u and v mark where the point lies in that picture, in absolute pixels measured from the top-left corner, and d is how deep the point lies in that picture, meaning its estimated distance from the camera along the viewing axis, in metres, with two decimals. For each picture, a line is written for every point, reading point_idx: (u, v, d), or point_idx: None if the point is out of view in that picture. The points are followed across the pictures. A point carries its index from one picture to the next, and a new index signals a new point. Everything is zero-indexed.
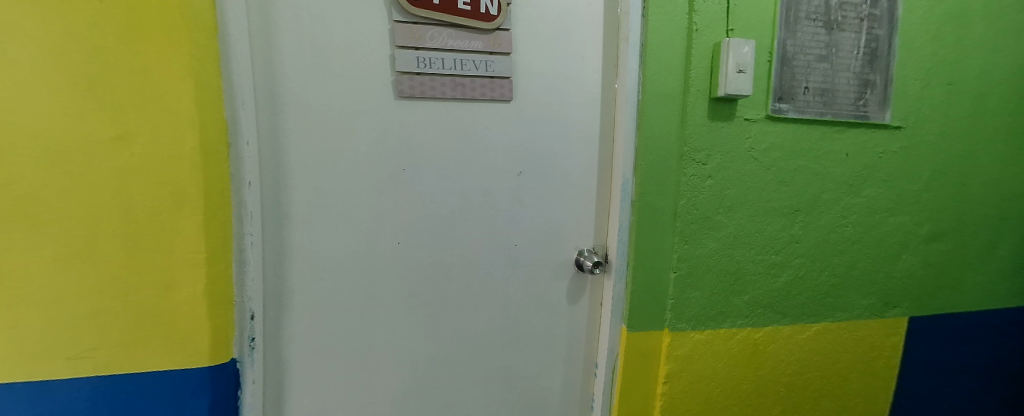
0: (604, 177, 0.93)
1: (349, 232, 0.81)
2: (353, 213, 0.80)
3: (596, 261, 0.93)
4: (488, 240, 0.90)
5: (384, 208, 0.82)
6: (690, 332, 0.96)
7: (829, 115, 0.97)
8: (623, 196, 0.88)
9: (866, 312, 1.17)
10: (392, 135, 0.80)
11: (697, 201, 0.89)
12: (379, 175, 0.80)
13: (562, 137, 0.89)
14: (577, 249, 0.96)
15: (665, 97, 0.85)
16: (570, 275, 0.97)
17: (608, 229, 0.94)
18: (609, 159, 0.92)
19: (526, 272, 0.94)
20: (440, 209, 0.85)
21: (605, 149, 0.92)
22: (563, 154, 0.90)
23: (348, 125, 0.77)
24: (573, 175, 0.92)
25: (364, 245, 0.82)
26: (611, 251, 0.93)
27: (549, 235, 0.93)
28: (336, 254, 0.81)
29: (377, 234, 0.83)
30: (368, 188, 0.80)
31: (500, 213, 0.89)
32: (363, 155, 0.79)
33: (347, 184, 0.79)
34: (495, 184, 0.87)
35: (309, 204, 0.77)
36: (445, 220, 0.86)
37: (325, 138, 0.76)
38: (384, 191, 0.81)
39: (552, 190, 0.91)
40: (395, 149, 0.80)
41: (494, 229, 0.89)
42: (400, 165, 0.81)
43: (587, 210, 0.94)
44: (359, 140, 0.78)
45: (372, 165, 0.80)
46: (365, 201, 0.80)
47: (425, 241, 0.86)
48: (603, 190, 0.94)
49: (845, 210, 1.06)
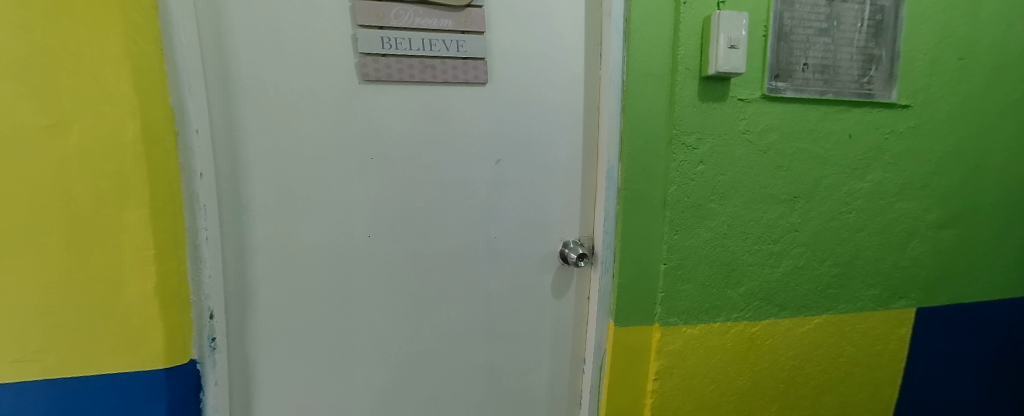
0: (589, 164, 0.88)
1: (314, 226, 0.76)
2: (319, 205, 0.76)
3: (581, 253, 0.88)
4: (467, 233, 0.85)
5: (352, 201, 0.77)
6: (682, 327, 0.91)
7: (831, 94, 0.91)
8: (608, 183, 0.83)
9: (870, 303, 1.12)
10: (356, 121, 0.75)
11: (688, 189, 0.84)
12: (346, 165, 0.76)
13: (543, 122, 0.84)
14: (562, 241, 0.90)
15: (652, 76, 0.78)
16: (555, 268, 0.92)
17: (595, 220, 0.89)
18: (595, 144, 0.87)
19: (508, 265, 0.89)
20: (413, 200, 0.81)
21: (590, 135, 0.86)
22: (545, 140, 0.85)
23: (310, 112, 0.72)
24: (555, 162, 0.86)
25: (331, 241, 0.78)
26: (598, 242, 0.88)
27: (532, 226, 0.88)
28: (302, 250, 0.76)
29: (346, 228, 0.78)
30: (333, 179, 0.75)
31: (477, 203, 0.84)
32: (326, 143, 0.74)
33: (310, 175, 0.74)
34: (472, 173, 0.82)
35: (271, 196, 0.73)
36: (419, 213, 0.81)
37: (284, 126, 0.71)
38: (352, 182, 0.77)
39: (534, 178, 0.86)
40: (362, 137, 0.76)
41: (472, 220, 0.84)
42: (369, 154, 0.76)
43: (572, 199, 0.89)
44: (321, 128, 0.73)
45: (338, 154, 0.75)
46: (330, 192, 0.76)
47: (398, 235, 0.81)
48: (588, 178, 0.88)
49: (848, 195, 1.00)
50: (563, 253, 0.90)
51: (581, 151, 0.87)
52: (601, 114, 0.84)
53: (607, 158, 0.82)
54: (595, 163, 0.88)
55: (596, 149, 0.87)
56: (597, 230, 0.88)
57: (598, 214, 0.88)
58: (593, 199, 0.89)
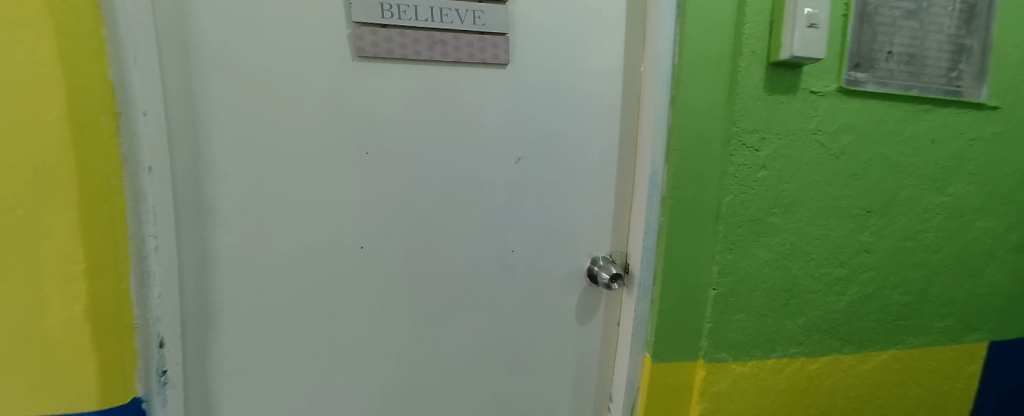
0: (625, 166, 0.73)
1: (294, 233, 0.63)
2: (301, 209, 0.62)
3: (614, 273, 0.73)
4: (478, 246, 0.71)
5: (341, 203, 0.64)
6: (731, 364, 0.77)
7: (915, 90, 0.76)
8: (651, 190, 0.68)
9: (942, 337, 0.96)
10: (348, 107, 0.61)
11: (747, 199, 0.69)
12: (334, 161, 0.62)
13: (572, 115, 0.70)
14: (591, 257, 0.76)
15: (710, 60, 0.64)
16: (581, 289, 0.78)
17: (632, 232, 0.75)
18: (633, 142, 0.73)
19: (525, 283, 0.75)
20: (414, 204, 0.67)
21: (627, 131, 0.72)
22: (574, 136, 0.70)
23: (291, 94, 0.59)
24: (586, 163, 0.72)
25: (315, 253, 0.64)
26: (634, 259, 0.74)
27: (555, 238, 0.74)
28: (280, 262, 0.63)
29: (334, 237, 0.64)
30: (319, 177, 0.62)
31: (491, 210, 0.70)
32: (311, 133, 0.60)
33: (290, 171, 0.61)
34: (486, 174, 0.68)
35: (243, 196, 0.60)
36: (422, 220, 0.68)
37: (259, 110, 0.58)
38: (341, 182, 0.63)
39: (560, 182, 0.72)
40: (355, 128, 0.62)
41: (484, 230, 0.71)
42: (363, 147, 0.63)
43: (604, 208, 0.75)
44: (304, 114, 0.60)
45: (325, 147, 0.61)
46: (315, 192, 0.62)
47: (397, 247, 0.68)
48: (624, 183, 0.74)
49: (926, 211, 0.85)
50: (594, 272, 0.75)
51: (617, 151, 0.73)
52: (643, 106, 0.70)
53: (649, 159, 0.68)
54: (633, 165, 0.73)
55: (635, 149, 0.73)
56: (633, 245, 0.74)
57: (636, 225, 0.73)
58: (630, 208, 0.75)
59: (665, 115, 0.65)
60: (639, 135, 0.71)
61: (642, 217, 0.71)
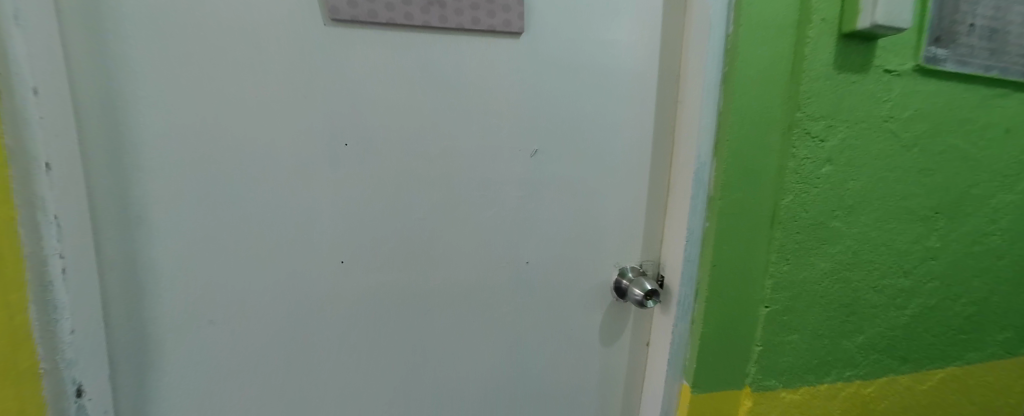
0: (659, 160, 0.61)
1: (253, 245, 0.50)
2: (261, 215, 0.49)
3: (648, 289, 0.59)
4: (484, 257, 0.59)
5: (313, 207, 0.51)
6: (780, 392, 0.65)
7: (994, 71, 0.65)
8: (696, 189, 0.55)
9: (1000, 350, 0.86)
10: (319, 85, 0.48)
11: (809, 200, 0.57)
12: (303, 154, 0.49)
13: (599, 97, 0.57)
14: (618, 268, 0.64)
15: (774, 28, 0.51)
16: (606, 306, 0.66)
17: (668, 239, 0.62)
18: (670, 131, 0.60)
19: (540, 301, 0.63)
20: (405, 208, 0.54)
21: (663, 118, 0.60)
22: (601, 123, 0.58)
23: (245, 67, 0.46)
24: (615, 156, 0.59)
25: (281, 270, 0.51)
26: (670, 271, 0.61)
27: (575, 246, 0.62)
28: (235, 282, 0.50)
29: (305, 249, 0.52)
30: (284, 174, 0.49)
31: (500, 215, 0.57)
32: (271, 118, 0.47)
33: (245, 167, 0.48)
34: (494, 170, 0.56)
35: (185, 199, 0.47)
36: (417, 227, 0.55)
37: (202, 88, 0.45)
38: (313, 181, 0.50)
39: (583, 179, 0.59)
40: (329, 113, 0.49)
41: (491, 239, 0.58)
42: (340, 137, 0.50)
43: (634, 209, 0.62)
44: (262, 94, 0.47)
45: (291, 137, 0.48)
46: (278, 194, 0.49)
47: (384, 260, 0.55)
48: (657, 180, 0.62)
49: (996, 211, 0.74)
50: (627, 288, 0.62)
51: (650, 141, 0.60)
52: (684, 88, 0.57)
53: (692, 152, 0.55)
54: (670, 158, 0.61)
55: (672, 139, 0.60)
56: (668, 254, 0.62)
57: (672, 231, 0.61)
58: (665, 210, 0.63)
59: (715, 98, 0.53)
60: (678, 122, 0.58)
61: (680, 222, 0.59)
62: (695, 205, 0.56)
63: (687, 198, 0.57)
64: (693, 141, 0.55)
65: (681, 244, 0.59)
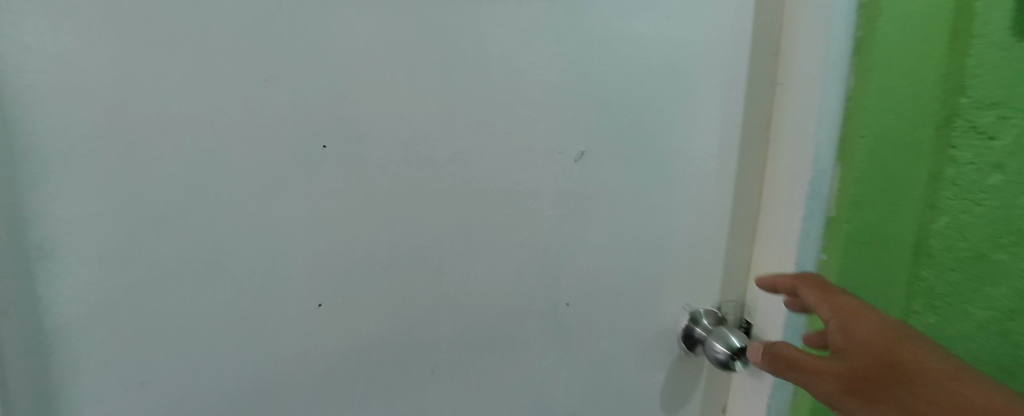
0: (750, 167, 0.45)
1: (183, 313, 0.31)
2: (195, 266, 0.31)
3: (739, 344, 0.44)
4: (509, 301, 0.42)
5: (276, 246, 0.33)
6: None
7: None
8: (812, 205, 0.41)
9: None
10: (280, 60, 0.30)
11: (970, 243, 0.33)
12: (257, 168, 0.31)
13: (678, 84, 0.41)
14: (690, 310, 0.48)
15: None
16: (672, 360, 0.49)
17: (759, 271, 0.47)
18: (766, 129, 0.45)
19: (588, 358, 0.46)
20: (402, 237, 0.37)
21: (758, 111, 0.44)
22: (673, 116, 0.42)
23: (152, 27, 0.27)
24: (693, 164, 0.44)
25: (230, 344, 0.33)
26: (766, 317, 0.46)
27: (632, 284, 0.46)
28: (157, 369, 0.32)
29: (266, 309, 0.34)
30: (230, 200, 0.31)
31: (532, 242, 0.41)
32: (204, 114, 0.29)
33: (164, 192, 0.29)
34: (527, 182, 0.39)
35: (82, 244, 0.28)
36: (425, 267, 0.39)
37: (73, 63, 0.25)
38: (270, 208, 0.32)
39: (647, 195, 0.43)
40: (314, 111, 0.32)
41: (520, 275, 0.42)
42: (313, 138, 0.32)
43: (712, 232, 0.46)
44: (188, 74, 0.28)
45: (248, 144, 0.30)
46: (223, 230, 0.31)
47: (377, 312, 0.38)
48: (747, 194, 0.46)
49: None
50: (705, 342, 0.46)
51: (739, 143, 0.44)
52: (790, 70, 0.42)
53: (804, 154, 0.41)
54: (763, 164, 0.46)
55: (767, 139, 0.45)
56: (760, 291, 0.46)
57: (769, 263, 0.46)
58: (753, 234, 0.48)
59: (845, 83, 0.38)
60: (777, 117, 0.44)
61: (786, 254, 0.44)
62: (807, 228, 0.41)
63: (796, 222, 0.42)
64: (810, 143, 0.40)
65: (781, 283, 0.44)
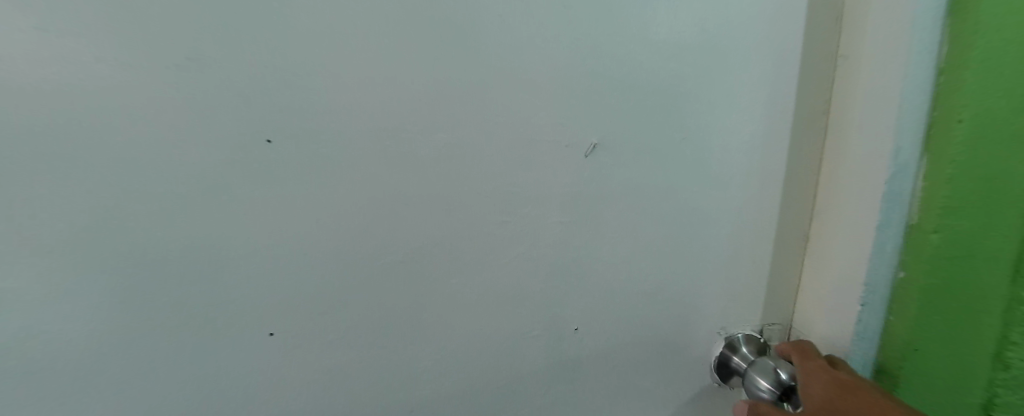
0: (802, 161, 0.36)
1: (127, 331, 0.27)
2: (149, 278, 0.27)
3: (788, 380, 0.34)
4: (504, 327, 0.34)
5: (214, 259, 0.27)
6: None
7: None
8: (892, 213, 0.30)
9: None
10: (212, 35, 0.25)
11: None
12: (190, 165, 0.26)
13: (712, 59, 0.32)
14: (725, 335, 0.39)
15: None
16: (704, 395, 0.41)
17: (810, 292, 0.38)
18: (822, 112, 0.35)
19: (603, 395, 0.38)
20: (368, 251, 0.30)
21: (812, 89, 0.34)
22: (713, 98, 0.33)
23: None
24: (732, 159, 0.35)
25: (170, 370, 0.28)
26: (824, 352, 0.37)
27: (658, 308, 0.37)
28: (90, 397, 0.27)
29: (208, 331, 0.28)
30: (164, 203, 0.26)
31: (533, 257, 0.33)
32: (142, 100, 0.24)
33: (80, 191, 0.24)
34: (528, 182, 0.32)
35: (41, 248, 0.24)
36: (405, 286, 0.32)
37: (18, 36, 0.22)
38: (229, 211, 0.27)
39: (678, 198, 0.35)
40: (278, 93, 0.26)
41: (518, 296, 0.34)
42: (252, 130, 0.26)
43: (755, 244, 0.37)
44: (119, 52, 0.23)
45: (205, 134, 0.26)
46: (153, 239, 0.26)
47: (342, 339, 0.31)
48: (798, 196, 0.36)
49: None
50: (746, 375, 0.36)
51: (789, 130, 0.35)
52: (860, 35, 0.32)
53: (882, 145, 0.30)
54: (818, 157, 0.36)
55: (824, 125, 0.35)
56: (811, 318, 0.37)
57: (826, 282, 0.36)
58: (804, 245, 0.38)
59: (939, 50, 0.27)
60: (839, 96, 0.34)
61: (849, 273, 0.34)
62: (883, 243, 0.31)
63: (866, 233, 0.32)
64: (888, 130, 0.30)
65: (845, 310, 0.34)
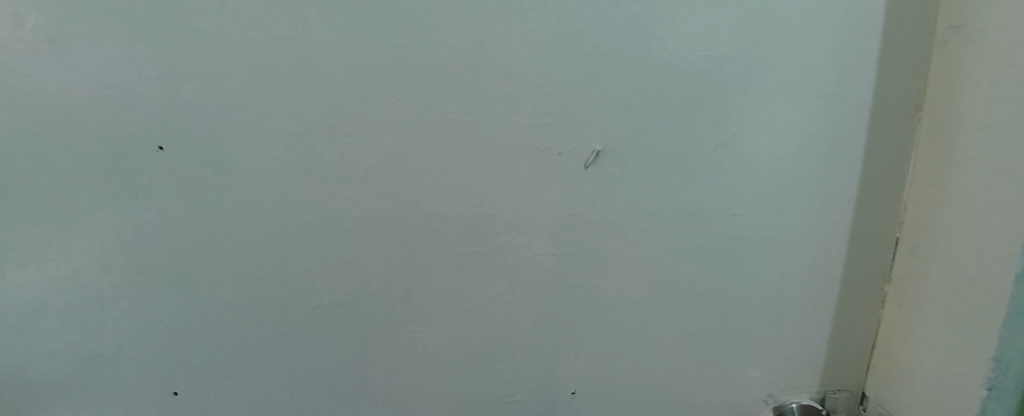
0: (885, 176, 0.26)
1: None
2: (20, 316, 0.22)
3: None
4: (478, 389, 0.27)
5: (97, 293, 0.22)
6: None
7: None
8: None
9: None
10: (73, 13, 0.20)
11: None
12: (61, 179, 0.21)
13: (756, 37, 0.24)
14: (777, 403, 0.30)
15: None
16: None
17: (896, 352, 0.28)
18: (915, 109, 0.26)
19: None
20: (297, 288, 0.24)
21: (900, 78, 0.25)
22: (759, 90, 0.24)
23: None
24: (785, 171, 0.26)
25: None
26: None
27: (684, 363, 0.28)
28: None
29: (103, 382, 0.23)
30: (23, 224, 0.21)
31: (514, 299, 0.25)
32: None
33: None
34: (506, 200, 0.24)
35: None
36: (347, 331, 0.25)
37: None
38: (114, 234, 0.22)
39: (711, 221, 0.26)
40: (167, 91, 0.21)
41: (495, 348, 0.26)
42: (144, 134, 0.21)
43: (815, 284, 0.28)
44: None
45: (78, 141, 0.21)
46: (12, 266, 0.21)
47: (268, 399, 0.25)
48: (879, 223, 0.27)
49: None
50: None
51: (866, 134, 0.26)
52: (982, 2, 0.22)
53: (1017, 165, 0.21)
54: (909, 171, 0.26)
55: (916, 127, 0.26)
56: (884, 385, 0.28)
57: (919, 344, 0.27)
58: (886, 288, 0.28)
59: None
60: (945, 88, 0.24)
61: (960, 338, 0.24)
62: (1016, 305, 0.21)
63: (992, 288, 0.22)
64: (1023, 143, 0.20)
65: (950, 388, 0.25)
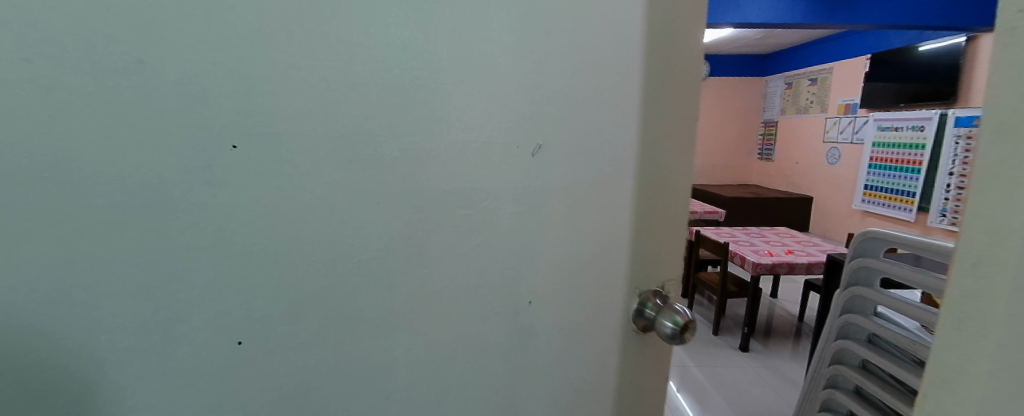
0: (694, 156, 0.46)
1: (82, 347, 0.26)
2: (111, 289, 0.26)
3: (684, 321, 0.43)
4: (469, 310, 0.38)
5: (173, 265, 0.27)
6: None
7: None
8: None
9: None
10: (166, 46, 0.26)
11: None
12: (148, 175, 0.26)
13: (621, 77, 0.40)
14: (643, 290, 0.46)
15: None
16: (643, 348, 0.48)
17: None
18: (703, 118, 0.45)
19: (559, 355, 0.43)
20: (341, 247, 0.33)
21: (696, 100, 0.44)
22: (626, 108, 0.41)
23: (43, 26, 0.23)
24: (644, 154, 0.43)
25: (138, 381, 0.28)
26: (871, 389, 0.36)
27: (596, 279, 0.44)
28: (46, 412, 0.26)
29: (179, 338, 0.29)
30: (114, 212, 0.26)
31: (491, 244, 0.38)
32: (95, 116, 0.24)
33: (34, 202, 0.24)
34: (486, 176, 0.37)
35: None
36: (378, 276, 0.34)
37: None
38: (191, 217, 0.27)
39: (607, 185, 0.42)
40: (241, 105, 0.28)
41: (480, 280, 0.38)
42: (221, 137, 0.28)
43: (665, 224, 0.46)
44: (74, 70, 0.24)
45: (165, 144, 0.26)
46: (104, 249, 0.26)
47: (316, 335, 0.33)
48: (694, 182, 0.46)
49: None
50: (654, 321, 0.44)
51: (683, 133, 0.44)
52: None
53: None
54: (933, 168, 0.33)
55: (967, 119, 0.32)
56: (966, 364, 0.32)
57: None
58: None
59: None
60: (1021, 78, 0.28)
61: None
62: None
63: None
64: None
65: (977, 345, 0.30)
